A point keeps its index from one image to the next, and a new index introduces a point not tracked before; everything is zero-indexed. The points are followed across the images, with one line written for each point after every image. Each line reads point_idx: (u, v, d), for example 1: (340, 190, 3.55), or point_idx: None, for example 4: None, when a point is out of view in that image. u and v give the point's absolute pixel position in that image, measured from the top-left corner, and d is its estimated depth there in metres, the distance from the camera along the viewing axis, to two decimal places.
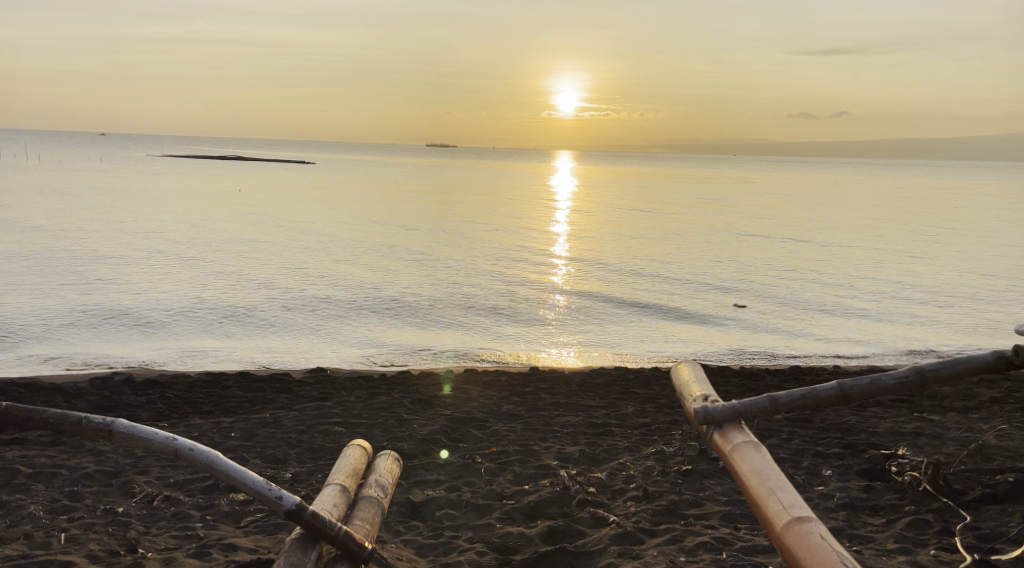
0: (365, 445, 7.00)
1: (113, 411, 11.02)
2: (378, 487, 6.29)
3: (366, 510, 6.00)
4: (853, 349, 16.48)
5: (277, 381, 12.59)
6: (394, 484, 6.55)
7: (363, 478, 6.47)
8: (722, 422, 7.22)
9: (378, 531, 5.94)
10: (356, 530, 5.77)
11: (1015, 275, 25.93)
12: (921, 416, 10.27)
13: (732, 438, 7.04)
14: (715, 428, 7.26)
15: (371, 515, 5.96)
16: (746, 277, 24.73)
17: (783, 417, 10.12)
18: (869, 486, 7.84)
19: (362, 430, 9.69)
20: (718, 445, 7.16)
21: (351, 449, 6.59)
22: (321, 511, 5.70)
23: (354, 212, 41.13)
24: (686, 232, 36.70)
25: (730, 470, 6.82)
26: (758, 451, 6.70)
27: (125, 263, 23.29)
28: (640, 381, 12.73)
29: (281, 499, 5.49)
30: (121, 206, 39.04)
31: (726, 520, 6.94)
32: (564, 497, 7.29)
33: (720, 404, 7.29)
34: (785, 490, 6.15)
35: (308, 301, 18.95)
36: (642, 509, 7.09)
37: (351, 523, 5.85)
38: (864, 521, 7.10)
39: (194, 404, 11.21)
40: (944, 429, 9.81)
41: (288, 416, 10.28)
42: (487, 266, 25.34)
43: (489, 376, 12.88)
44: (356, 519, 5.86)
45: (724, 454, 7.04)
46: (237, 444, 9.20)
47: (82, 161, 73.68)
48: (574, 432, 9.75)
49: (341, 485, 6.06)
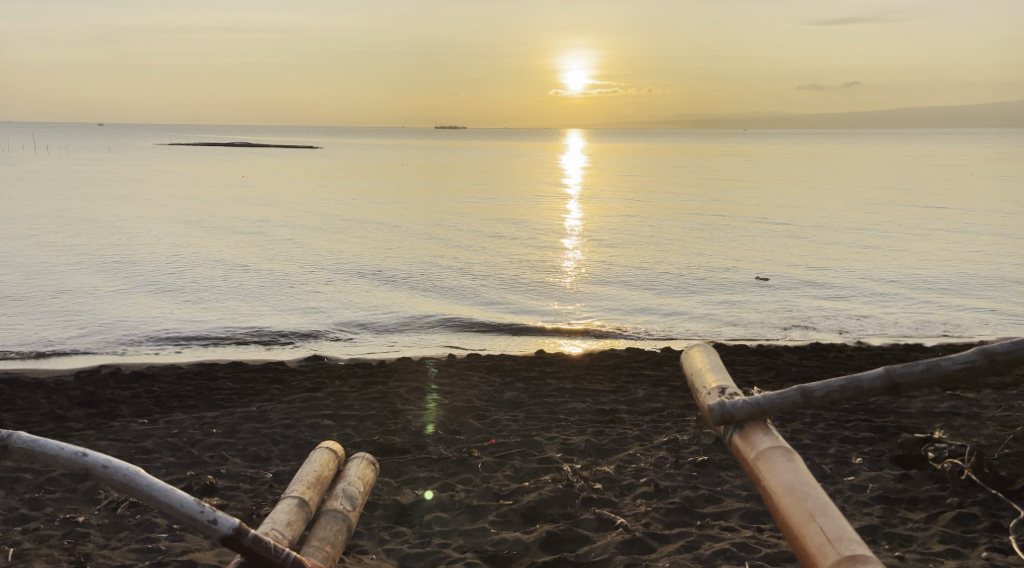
0: (340, 449, 6.13)
1: (93, 404, 10.41)
2: (344, 499, 5.40)
3: (326, 528, 5.15)
4: (872, 331, 15.88)
5: (270, 370, 12.00)
6: (366, 493, 5.64)
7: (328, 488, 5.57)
8: (745, 421, 5.74)
9: (339, 553, 5.09)
10: (311, 554, 4.95)
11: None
12: (954, 394, 9.54)
13: (756, 442, 5.60)
14: (734, 429, 5.82)
15: (331, 534, 5.11)
16: (762, 254, 24.06)
17: None
18: (905, 475, 7.11)
19: (353, 423, 9.03)
20: (738, 449, 5.72)
21: (319, 453, 5.70)
22: (266, 534, 4.85)
23: (363, 196, 40.62)
24: (696, 208, 36.26)
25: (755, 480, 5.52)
26: (791, 460, 5.38)
27: (124, 254, 22.80)
28: (651, 362, 12.12)
29: (215, 522, 4.69)
30: (127, 195, 38.64)
31: (747, 519, 6.22)
32: (567, 497, 6.61)
33: (738, 398, 5.80)
34: (826, 516, 4.95)
35: (309, 290, 18.46)
36: (653, 509, 6.38)
37: (307, 544, 5.02)
38: (903, 516, 6.35)
39: (180, 398, 10.59)
40: (981, 407, 9.09)
41: (275, 409, 9.63)
42: (496, 247, 24.79)
43: (494, 359, 12.30)
44: (313, 541, 5.03)
45: (745, 461, 5.63)
46: (218, 441, 8.50)
47: (89, 153, 73.18)
48: (581, 420, 9.08)
49: (298, 498, 5.19)
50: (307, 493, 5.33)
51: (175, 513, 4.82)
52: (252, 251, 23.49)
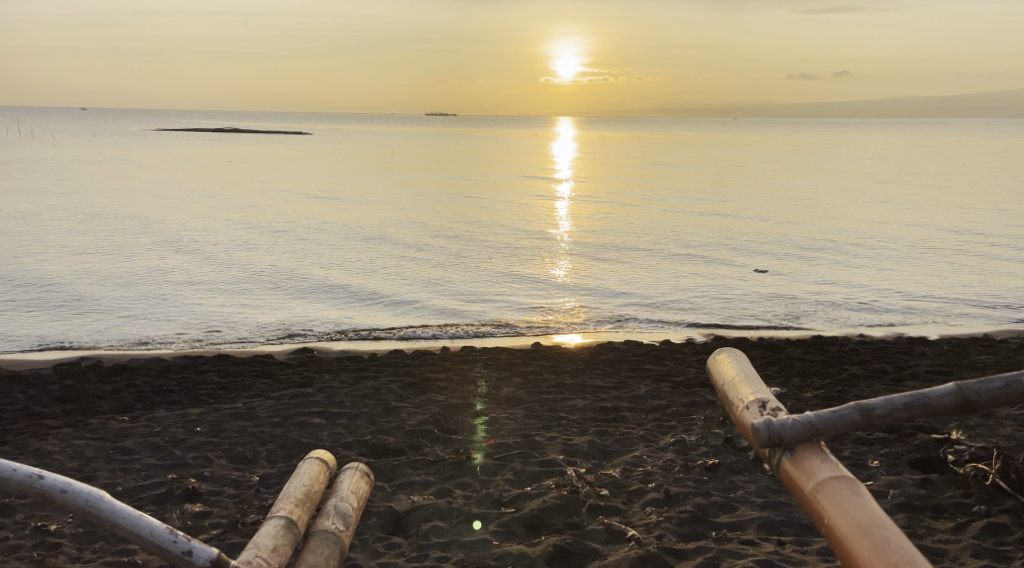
0: (334, 462, 5.72)
1: (71, 399, 9.94)
2: (337, 518, 4.98)
3: (317, 552, 4.72)
4: (873, 323, 15.55)
5: (257, 364, 11.54)
6: (359, 510, 5.21)
7: (318, 506, 5.16)
8: (796, 444, 5.27)
9: None
10: None
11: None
12: None
13: (816, 471, 5.15)
14: (782, 452, 5.35)
15: (321, 558, 4.68)
16: (757, 244, 23.69)
17: None
18: (927, 480, 6.77)
19: (344, 422, 8.63)
20: (791, 477, 5.26)
21: (307, 466, 5.30)
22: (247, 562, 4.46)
23: (353, 183, 40.05)
24: (690, 197, 35.90)
25: (814, 515, 5.08)
26: (857, 496, 4.96)
27: (108, 240, 22.23)
28: (651, 357, 11.74)
29: (190, 554, 4.44)
30: (112, 181, 37.89)
31: (766, 531, 5.90)
32: (572, 504, 6.26)
33: (786, 418, 5.33)
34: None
35: (299, 279, 18.03)
36: (665, 519, 6.05)
37: None
38: (930, 528, 6.04)
39: (163, 393, 10.15)
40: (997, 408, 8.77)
41: (262, 406, 9.22)
42: (488, 236, 24.34)
43: (488, 353, 11.91)
44: None
45: (802, 491, 5.18)
46: (202, 441, 8.05)
47: (72, 138, 71.92)
48: (583, 418, 8.70)
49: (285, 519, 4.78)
50: (296, 511, 4.93)
51: (147, 542, 4.56)
52: (239, 238, 23.02)
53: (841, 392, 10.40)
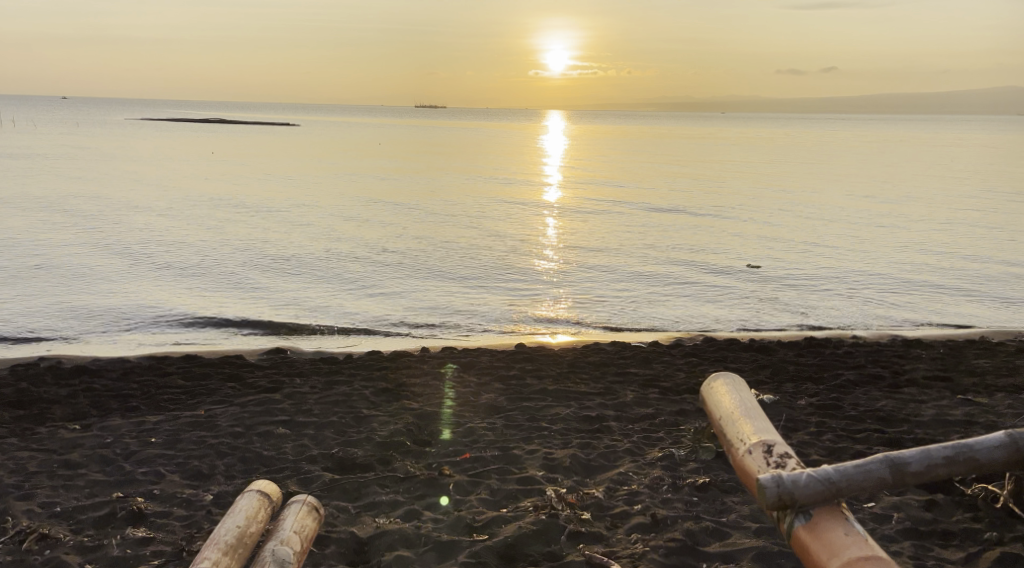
0: (278, 490, 5.76)
1: (23, 404, 9.32)
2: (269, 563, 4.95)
3: None
4: (868, 323, 15.09)
5: (225, 365, 10.96)
6: (301, 552, 5.20)
7: (256, 547, 5.18)
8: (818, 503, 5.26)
9: None
10: None
11: (1020, 229, 24.89)
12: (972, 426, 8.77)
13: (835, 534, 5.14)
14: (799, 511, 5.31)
15: None
16: (748, 242, 23.15)
17: (813, 429, 8.55)
18: (933, 501, 6.28)
19: (311, 432, 8.07)
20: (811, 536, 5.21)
21: (246, 506, 5.34)
22: None
23: (335, 177, 39.09)
24: (681, 194, 35.24)
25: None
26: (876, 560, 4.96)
27: (76, 234, 21.33)
28: (639, 361, 11.22)
29: None
30: (87, 173, 36.76)
31: (761, 563, 5.44)
32: (550, 530, 5.81)
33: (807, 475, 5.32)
34: None
35: (275, 274, 17.43)
36: (651, 549, 5.60)
37: None
38: (937, 561, 5.59)
39: (122, 398, 9.54)
40: None
41: (224, 414, 8.66)
42: (472, 233, 23.66)
43: (468, 354, 11.39)
44: None
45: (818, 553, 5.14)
46: (157, 453, 7.49)
47: (52, 128, 70.03)
48: (566, 429, 8.18)
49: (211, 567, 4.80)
50: (223, 560, 4.93)
51: None
52: (215, 233, 22.33)
53: (836, 398, 9.93)
